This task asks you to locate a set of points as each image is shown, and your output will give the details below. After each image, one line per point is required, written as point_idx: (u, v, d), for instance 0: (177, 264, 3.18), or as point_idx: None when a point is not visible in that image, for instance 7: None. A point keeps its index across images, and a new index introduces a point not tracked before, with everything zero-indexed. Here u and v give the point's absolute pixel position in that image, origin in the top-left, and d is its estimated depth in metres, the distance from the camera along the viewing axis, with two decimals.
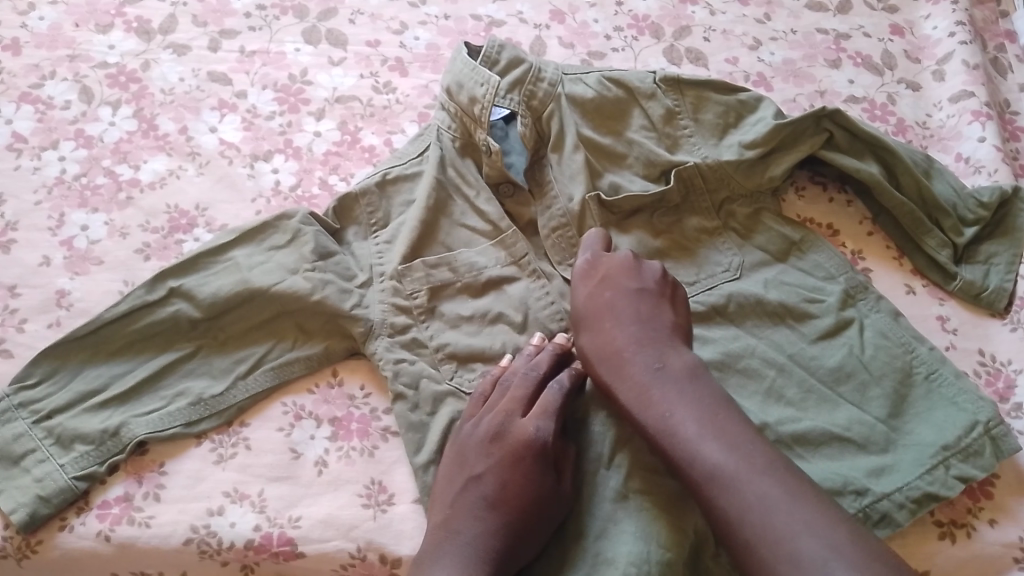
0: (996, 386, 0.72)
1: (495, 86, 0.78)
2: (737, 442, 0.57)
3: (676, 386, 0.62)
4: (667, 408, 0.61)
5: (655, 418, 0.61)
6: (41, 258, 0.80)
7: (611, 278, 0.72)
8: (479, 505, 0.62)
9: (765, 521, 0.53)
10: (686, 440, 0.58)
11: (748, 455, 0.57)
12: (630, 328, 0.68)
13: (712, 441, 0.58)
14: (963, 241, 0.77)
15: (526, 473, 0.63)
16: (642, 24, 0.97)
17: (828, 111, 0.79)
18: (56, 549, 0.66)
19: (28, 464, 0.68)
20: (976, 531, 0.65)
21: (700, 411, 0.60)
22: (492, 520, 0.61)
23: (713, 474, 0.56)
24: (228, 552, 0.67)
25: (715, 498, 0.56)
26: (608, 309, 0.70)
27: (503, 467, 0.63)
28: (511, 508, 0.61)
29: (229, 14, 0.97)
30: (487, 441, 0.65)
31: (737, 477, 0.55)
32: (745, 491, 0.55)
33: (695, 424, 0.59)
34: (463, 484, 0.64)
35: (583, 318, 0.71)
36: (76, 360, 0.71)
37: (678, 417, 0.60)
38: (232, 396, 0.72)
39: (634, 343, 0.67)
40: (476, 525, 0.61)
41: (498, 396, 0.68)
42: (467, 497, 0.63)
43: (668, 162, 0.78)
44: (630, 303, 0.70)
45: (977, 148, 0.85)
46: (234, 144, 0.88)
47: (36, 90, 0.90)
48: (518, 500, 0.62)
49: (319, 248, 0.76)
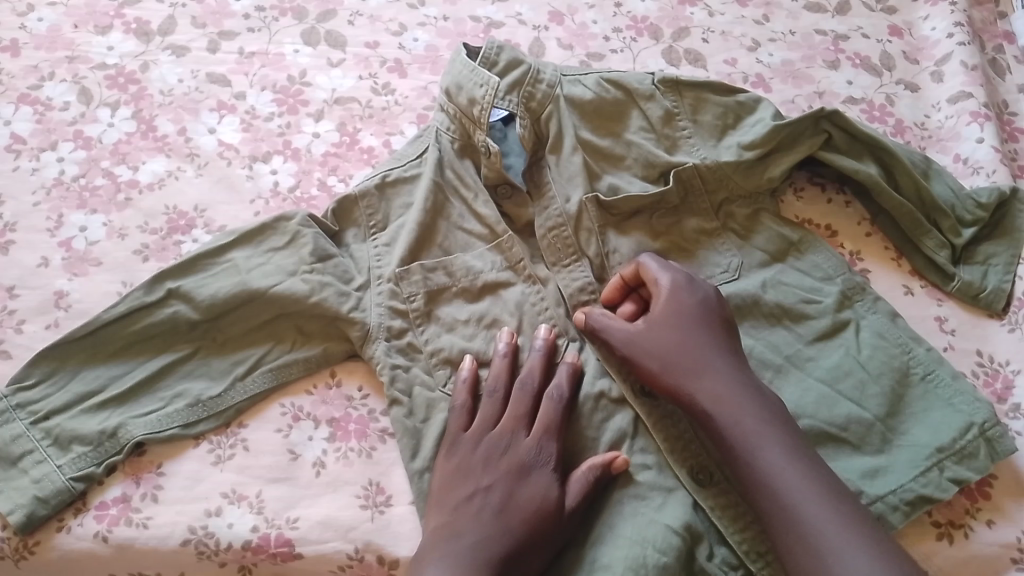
0: (994, 387, 0.72)
1: (494, 87, 0.78)
2: (810, 469, 0.58)
3: (756, 402, 0.62)
4: (748, 423, 0.60)
5: (732, 412, 0.61)
6: (40, 258, 0.80)
7: (676, 280, 0.69)
8: (484, 514, 0.61)
9: (836, 554, 0.54)
10: (767, 458, 0.58)
11: (820, 483, 0.57)
12: (703, 334, 0.65)
13: (790, 464, 0.58)
14: (961, 242, 0.77)
15: (535, 488, 0.63)
16: (641, 25, 0.97)
17: (827, 112, 0.79)
18: (54, 550, 0.66)
19: (26, 464, 0.68)
20: (973, 532, 0.65)
21: (778, 432, 0.60)
22: (498, 529, 0.60)
23: (788, 499, 0.57)
24: (226, 553, 0.67)
25: (784, 522, 0.56)
26: (679, 311, 0.66)
27: (511, 475, 0.63)
28: (517, 519, 0.61)
29: (228, 15, 0.97)
30: (494, 454, 0.65)
31: (810, 504, 0.56)
32: (820, 519, 0.55)
33: (775, 444, 0.59)
34: (468, 490, 0.63)
35: (648, 318, 0.68)
36: (74, 361, 0.71)
37: (758, 434, 0.60)
38: (230, 397, 0.72)
39: (709, 350, 0.64)
40: (480, 531, 0.60)
41: (500, 406, 0.68)
42: (472, 505, 0.62)
43: (667, 163, 0.78)
44: (700, 308, 0.67)
45: (976, 149, 0.85)
46: (233, 145, 0.88)
47: (35, 91, 0.90)
48: (525, 511, 0.61)
49: (318, 251, 0.76)
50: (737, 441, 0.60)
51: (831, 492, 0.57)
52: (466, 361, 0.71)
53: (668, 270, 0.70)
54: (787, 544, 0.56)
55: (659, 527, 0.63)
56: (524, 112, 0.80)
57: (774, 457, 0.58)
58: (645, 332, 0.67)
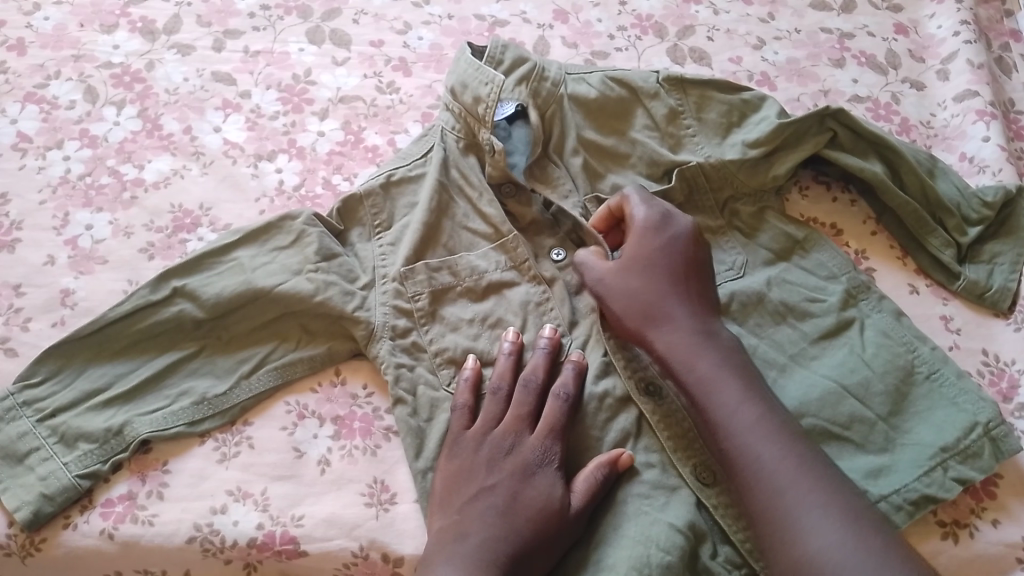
0: (999, 386, 0.72)
1: (499, 84, 0.77)
2: (763, 413, 0.60)
3: (717, 351, 0.64)
4: (705, 368, 0.63)
5: (715, 378, 0.62)
6: (46, 257, 0.80)
7: (651, 222, 0.71)
8: (489, 514, 0.61)
9: (783, 493, 0.56)
10: (722, 403, 0.61)
11: (771, 426, 0.59)
12: (672, 280, 0.68)
13: (745, 408, 0.60)
14: (967, 240, 0.77)
15: (540, 487, 0.63)
16: (646, 23, 0.97)
17: (832, 110, 0.78)
18: (60, 547, 0.67)
19: (32, 462, 0.68)
20: (978, 531, 0.65)
21: (734, 378, 0.62)
22: (504, 529, 0.60)
23: (739, 444, 0.59)
24: (231, 550, 0.67)
25: (735, 462, 0.59)
26: (650, 253, 0.69)
27: (517, 474, 0.63)
28: (523, 518, 0.61)
29: (233, 14, 0.97)
30: (498, 454, 0.65)
31: (762, 445, 0.58)
32: (773, 460, 0.57)
33: (731, 389, 0.62)
34: (474, 490, 0.63)
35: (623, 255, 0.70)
36: (79, 359, 0.72)
37: (716, 379, 0.62)
38: (235, 395, 0.72)
39: (677, 292, 0.67)
40: (485, 531, 0.60)
41: (504, 405, 0.68)
42: (478, 505, 0.62)
43: (671, 161, 0.78)
44: (673, 251, 0.69)
45: (981, 147, 0.85)
46: (238, 144, 0.88)
47: (41, 90, 0.91)
48: (531, 510, 0.62)
49: (322, 250, 0.76)
50: (696, 386, 0.63)
51: (784, 435, 0.59)
52: (469, 362, 0.72)
53: (646, 212, 0.72)
54: (764, 511, 0.56)
55: (663, 527, 0.63)
56: (533, 106, 0.79)
57: (733, 404, 0.61)
58: (620, 271, 0.69)
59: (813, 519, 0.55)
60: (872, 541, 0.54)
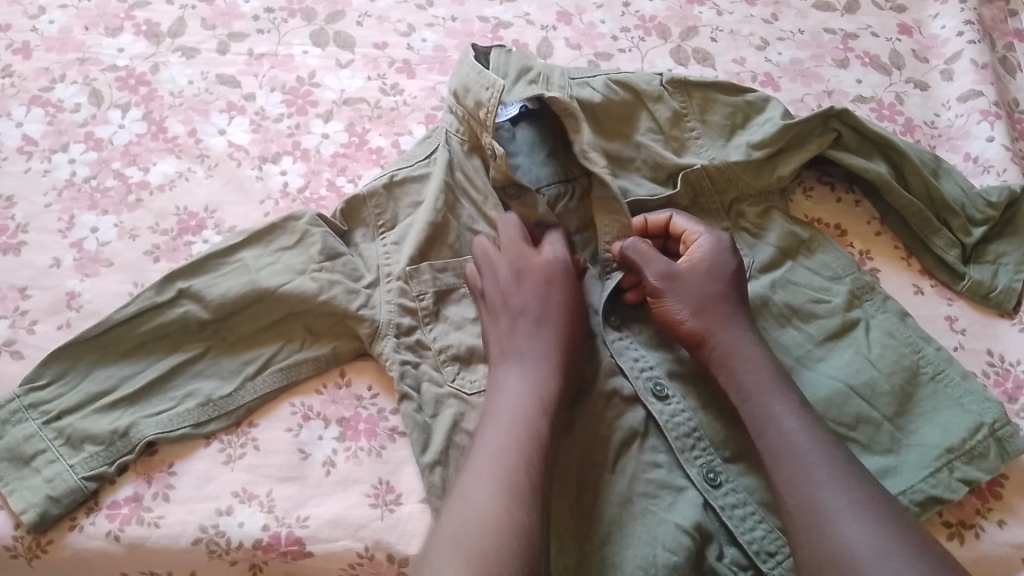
0: (1005, 387, 0.72)
1: (500, 90, 0.76)
2: (814, 424, 0.61)
3: (771, 362, 0.65)
4: (763, 373, 0.64)
5: (772, 394, 0.62)
6: (52, 259, 0.80)
7: (720, 240, 0.71)
8: (529, 325, 0.68)
9: (821, 491, 0.56)
10: (774, 405, 0.62)
11: (823, 436, 0.60)
12: (730, 292, 0.69)
13: (797, 415, 0.61)
14: (971, 241, 0.77)
15: (561, 290, 0.70)
16: (649, 24, 0.97)
17: (836, 111, 0.79)
18: (66, 549, 0.67)
19: (38, 464, 0.68)
20: (984, 532, 0.65)
21: (789, 390, 0.63)
22: (546, 330, 0.68)
23: (788, 441, 0.59)
24: (236, 552, 0.67)
25: (778, 462, 0.59)
26: (718, 264, 0.70)
27: (555, 370, 0.66)
28: (559, 322, 0.68)
29: (237, 17, 0.98)
30: (514, 278, 0.71)
31: (811, 447, 0.58)
32: (819, 461, 0.57)
33: (786, 396, 0.62)
34: (513, 387, 0.65)
35: (689, 265, 0.70)
36: (86, 360, 0.72)
37: (772, 385, 0.63)
38: (240, 396, 0.72)
39: (736, 306, 0.68)
40: (535, 337, 0.67)
41: (526, 293, 0.70)
42: (518, 325, 0.68)
43: (675, 165, 0.78)
44: (737, 270, 0.70)
45: (986, 148, 0.84)
46: (243, 146, 0.88)
47: (46, 93, 0.91)
48: (564, 310, 0.69)
49: (327, 250, 0.76)
50: (749, 387, 0.63)
51: (833, 445, 0.59)
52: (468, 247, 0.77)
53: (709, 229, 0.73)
54: (797, 516, 0.56)
55: (669, 528, 0.63)
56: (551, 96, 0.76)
57: (778, 417, 0.61)
58: (684, 274, 0.70)
59: (848, 518, 0.54)
60: (906, 544, 0.53)
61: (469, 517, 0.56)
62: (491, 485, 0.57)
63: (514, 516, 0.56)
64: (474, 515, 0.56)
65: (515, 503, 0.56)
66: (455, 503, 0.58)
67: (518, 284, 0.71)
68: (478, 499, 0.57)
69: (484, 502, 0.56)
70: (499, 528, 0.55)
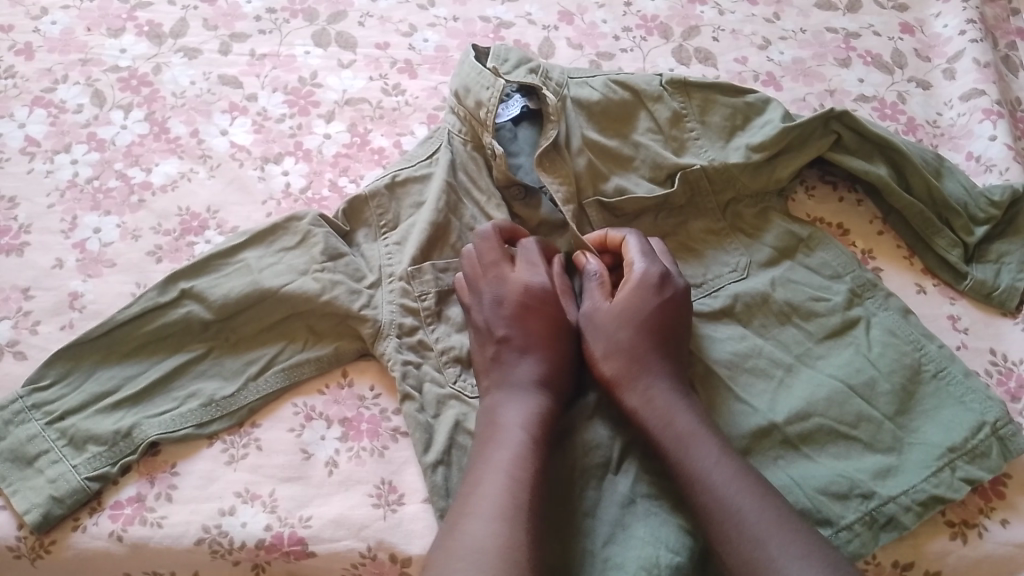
0: (1008, 386, 0.72)
1: (500, 89, 0.77)
2: (744, 470, 0.59)
3: (693, 416, 0.63)
4: (681, 424, 0.62)
5: (695, 449, 0.61)
6: (55, 260, 0.80)
7: (647, 276, 0.69)
8: (515, 358, 0.67)
9: (760, 545, 0.54)
10: (698, 457, 0.60)
11: (751, 480, 0.58)
12: (649, 335, 0.67)
13: (722, 463, 0.60)
14: (974, 240, 0.77)
15: (543, 312, 0.69)
16: (651, 24, 0.97)
17: (836, 113, 0.78)
18: (69, 549, 0.67)
19: (42, 464, 0.68)
20: (987, 531, 0.65)
21: (714, 436, 0.62)
22: (530, 363, 0.67)
23: (716, 495, 0.58)
24: (239, 552, 0.67)
25: (708, 515, 0.58)
26: (634, 305, 0.68)
27: (542, 401, 0.65)
28: (543, 349, 0.68)
29: (239, 17, 0.98)
30: (497, 304, 0.70)
31: (740, 498, 0.57)
32: (753, 511, 0.56)
33: (713, 447, 0.61)
34: (503, 421, 0.64)
35: (610, 305, 0.70)
36: (89, 361, 0.72)
37: (695, 435, 0.62)
38: (243, 396, 0.72)
39: (652, 351, 0.66)
40: (524, 365, 0.67)
41: (504, 318, 0.69)
42: (506, 356, 0.68)
43: (674, 164, 0.78)
44: (658, 310, 0.68)
45: (988, 147, 0.84)
46: (246, 146, 0.88)
47: (49, 94, 0.91)
48: (547, 337, 0.68)
49: (329, 250, 0.76)
50: (670, 441, 0.62)
51: (764, 490, 0.58)
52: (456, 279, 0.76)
53: (647, 259, 0.71)
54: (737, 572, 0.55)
55: (672, 528, 0.63)
56: (546, 92, 0.77)
57: (705, 468, 0.59)
58: (602, 313, 0.69)
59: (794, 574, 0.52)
60: None
61: (472, 547, 0.54)
62: (492, 515, 0.56)
63: (521, 545, 0.54)
64: (478, 546, 0.54)
65: (520, 535, 0.55)
66: (455, 535, 0.55)
67: (496, 307, 0.70)
68: (481, 531, 0.55)
69: (489, 533, 0.55)
70: (510, 555, 0.53)
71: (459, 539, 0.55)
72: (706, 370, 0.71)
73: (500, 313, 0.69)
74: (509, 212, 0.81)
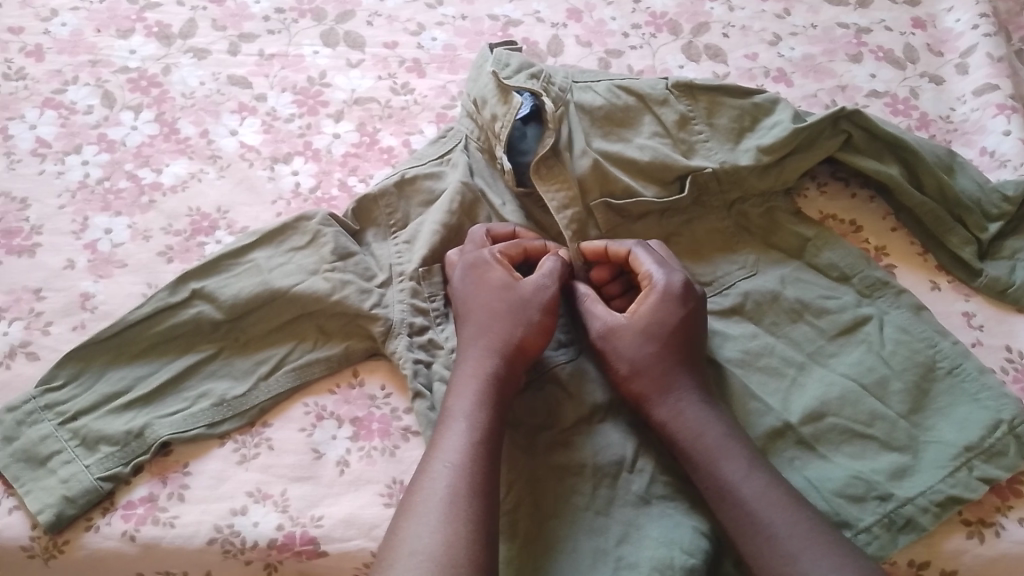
0: (1023, 383, 0.71)
1: (515, 108, 0.77)
2: (772, 484, 0.59)
3: (724, 427, 0.63)
4: (711, 437, 0.62)
5: (728, 465, 0.60)
6: (66, 261, 0.81)
7: (672, 286, 0.69)
8: (480, 343, 0.66)
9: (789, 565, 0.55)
10: (727, 472, 0.60)
11: (780, 494, 0.59)
12: (677, 346, 0.67)
13: (752, 477, 0.60)
14: (987, 237, 0.76)
15: (502, 298, 0.68)
16: (660, 21, 0.97)
17: (847, 111, 0.77)
18: (83, 549, 0.67)
19: (54, 465, 0.69)
20: (1003, 530, 0.64)
21: (741, 447, 0.62)
22: (490, 347, 0.66)
23: (748, 512, 0.58)
24: (251, 552, 0.67)
25: (744, 532, 0.58)
26: (664, 317, 0.67)
27: (495, 383, 0.64)
28: (500, 334, 0.66)
29: (248, 18, 0.98)
30: (466, 292, 0.70)
31: (771, 514, 0.57)
32: (782, 529, 0.56)
33: (742, 461, 0.61)
34: (452, 408, 0.63)
35: (636, 313, 0.68)
36: (100, 362, 0.72)
37: (723, 448, 0.61)
38: (253, 396, 0.72)
39: (680, 365, 0.66)
40: (481, 352, 0.66)
41: (462, 302, 0.70)
42: (469, 342, 0.67)
43: (684, 168, 0.77)
44: (684, 322, 0.67)
45: (1001, 142, 0.84)
46: (255, 147, 0.88)
47: (59, 96, 0.91)
48: (502, 321, 0.67)
49: (339, 249, 0.76)
50: (700, 455, 0.62)
51: (793, 500, 0.58)
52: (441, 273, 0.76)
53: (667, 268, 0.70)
54: None
55: (687, 531, 0.62)
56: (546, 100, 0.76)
57: (737, 483, 0.59)
58: (629, 323, 0.68)
59: None
60: None
61: (412, 549, 0.53)
62: (438, 514, 0.55)
63: (463, 544, 0.54)
64: (417, 545, 0.53)
65: (463, 528, 0.54)
66: (397, 534, 0.55)
67: (455, 293, 0.71)
68: (420, 531, 0.54)
69: (428, 534, 0.54)
70: (446, 555, 0.53)
71: (400, 541, 0.54)
72: (718, 367, 0.71)
73: (467, 302, 0.69)
74: (528, 217, 0.81)
